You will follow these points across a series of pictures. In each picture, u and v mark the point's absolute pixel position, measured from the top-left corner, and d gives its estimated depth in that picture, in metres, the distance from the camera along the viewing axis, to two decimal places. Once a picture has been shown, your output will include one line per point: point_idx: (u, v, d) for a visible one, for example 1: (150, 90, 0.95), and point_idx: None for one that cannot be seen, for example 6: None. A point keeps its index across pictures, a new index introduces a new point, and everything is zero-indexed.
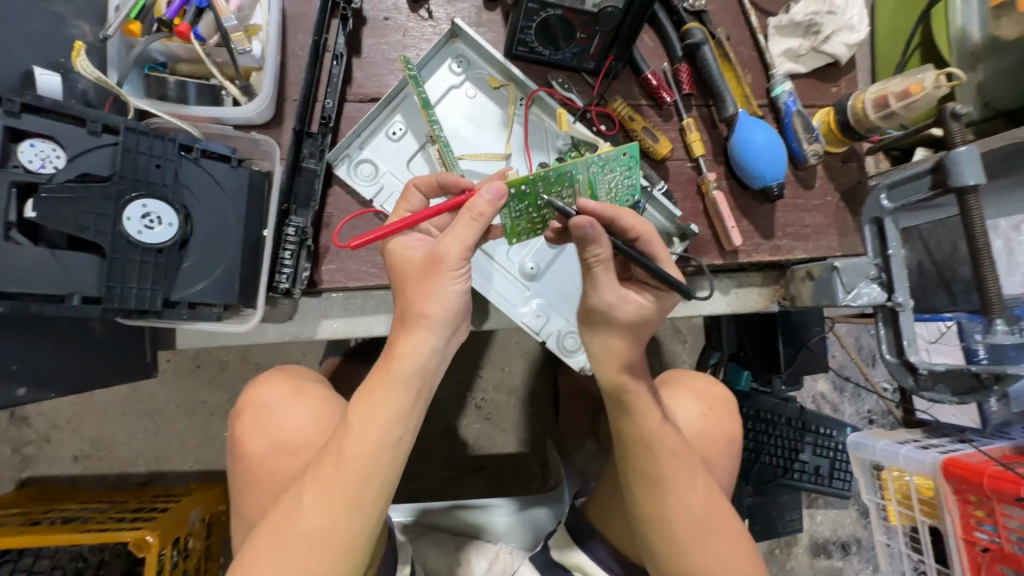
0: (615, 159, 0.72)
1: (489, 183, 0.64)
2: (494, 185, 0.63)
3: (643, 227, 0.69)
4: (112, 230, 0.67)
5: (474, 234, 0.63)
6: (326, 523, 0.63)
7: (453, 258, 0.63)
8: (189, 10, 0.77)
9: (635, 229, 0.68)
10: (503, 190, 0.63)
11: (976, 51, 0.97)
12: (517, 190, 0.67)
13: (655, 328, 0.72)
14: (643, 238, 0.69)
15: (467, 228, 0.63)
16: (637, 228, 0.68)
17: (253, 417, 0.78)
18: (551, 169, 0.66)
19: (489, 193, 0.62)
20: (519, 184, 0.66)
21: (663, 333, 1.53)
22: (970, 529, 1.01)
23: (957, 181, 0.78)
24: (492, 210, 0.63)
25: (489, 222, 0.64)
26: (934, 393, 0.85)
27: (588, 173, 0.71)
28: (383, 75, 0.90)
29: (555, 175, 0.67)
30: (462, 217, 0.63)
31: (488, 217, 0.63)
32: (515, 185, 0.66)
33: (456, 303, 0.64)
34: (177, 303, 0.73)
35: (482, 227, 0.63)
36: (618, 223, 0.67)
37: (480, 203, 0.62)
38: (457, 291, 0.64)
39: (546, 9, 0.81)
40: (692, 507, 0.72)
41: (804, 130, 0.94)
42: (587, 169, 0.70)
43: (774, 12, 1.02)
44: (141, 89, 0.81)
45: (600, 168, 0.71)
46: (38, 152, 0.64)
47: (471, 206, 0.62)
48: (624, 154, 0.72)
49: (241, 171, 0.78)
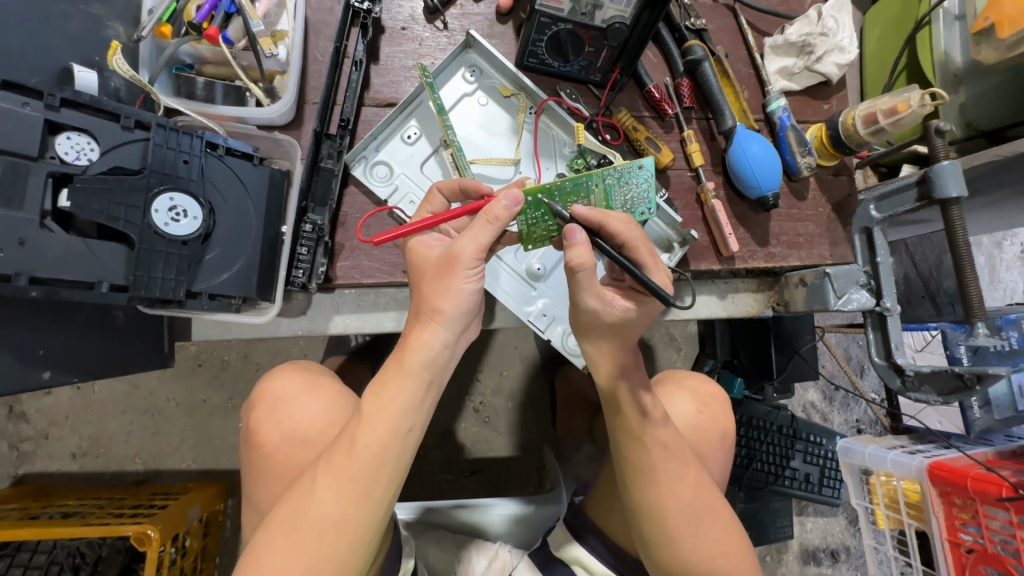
0: (631, 172, 0.75)
1: (506, 190, 0.66)
2: (511, 193, 0.65)
3: (633, 236, 0.69)
4: (141, 222, 0.70)
5: (490, 237, 0.64)
6: (337, 512, 0.61)
7: (466, 259, 0.63)
8: (218, 15, 0.81)
9: (625, 238, 0.69)
10: (519, 198, 0.65)
11: (959, 74, 1.03)
12: (534, 199, 0.71)
13: (640, 329, 0.72)
14: (634, 246, 0.69)
15: (483, 230, 0.64)
16: (627, 237, 0.69)
17: (267, 408, 0.79)
18: (567, 179, 0.72)
19: (506, 199, 0.64)
20: (535, 192, 0.71)
21: (658, 340, 1.56)
22: (955, 531, 1.04)
23: (941, 194, 0.82)
24: (508, 215, 0.65)
25: (504, 226, 0.66)
26: (919, 393, 0.89)
27: (603, 184, 0.75)
28: (399, 82, 0.95)
29: (571, 185, 0.73)
30: (479, 219, 0.64)
31: (503, 220, 0.65)
32: (532, 194, 0.71)
33: (469, 301, 0.65)
34: (198, 294, 0.77)
35: (498, 230, 0.65)
36: (608, 230, 0.69)
37: (498, 208, 0.64)
38: (469, 289, 0.64)
39: (557, 23, 0.85)
40: (682, 497, 0.74)
41: (798, 144, 0.99)
42: (602, 180, 0.74)
43: (769, 32, 1.07)
44: (169, 89, 0.85)
45: (616, 180, 0.75)
46: (74, 145, 0.68)
47: (488, 209, 0.64)
48: (640, 166, 0.74)
49: (262, 170, 0.82)
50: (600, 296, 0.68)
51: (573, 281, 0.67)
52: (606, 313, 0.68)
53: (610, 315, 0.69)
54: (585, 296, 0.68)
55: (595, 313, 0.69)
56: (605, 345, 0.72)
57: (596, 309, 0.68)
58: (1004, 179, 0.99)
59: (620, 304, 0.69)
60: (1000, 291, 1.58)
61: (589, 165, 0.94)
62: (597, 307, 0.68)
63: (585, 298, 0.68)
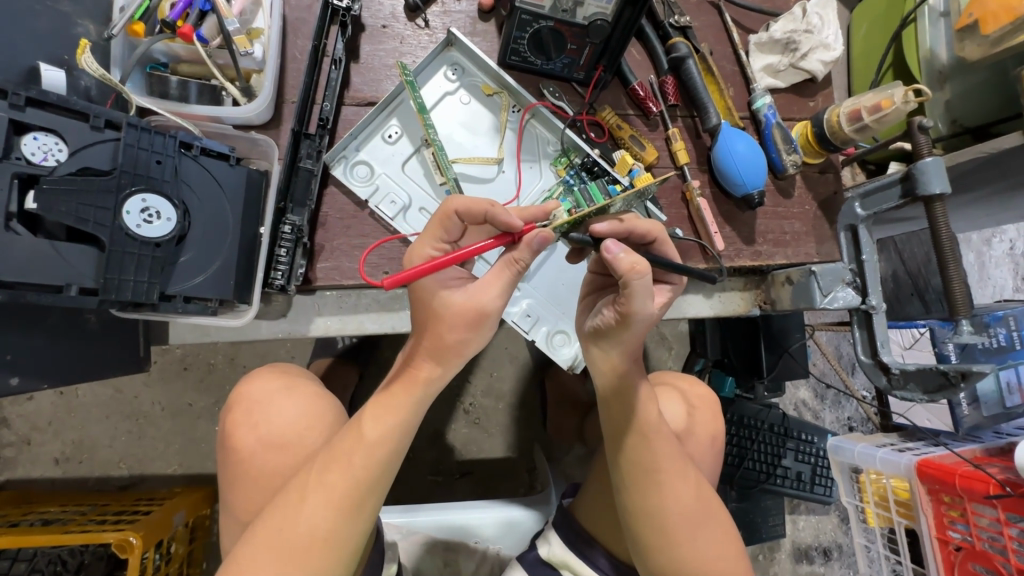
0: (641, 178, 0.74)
1: (537, 230, 0.62)
2: (544, 235, 0.61)
3: (660, 230, 0.70)
4: (112, 223, 0.69)
5: (510, 281, 0.63)
6: (328, 527, 0.60)
7: (497, 312, 0.62)
8: (192, 13, 0.79)
9: (654, 233, 0.69)
10: (550, 238, 0.62)
11: (943, 71, 1.03)
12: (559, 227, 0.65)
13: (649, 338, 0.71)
14: (664, 239, 0.71)
15: (505, 275, 0.63)
16: (656, 232, 0.69)
17: (244, 412, 0.78)
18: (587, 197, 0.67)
19: (538, 243, 0.61)
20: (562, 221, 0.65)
21: (650, 340, 1.55)
22: (944, 528, 1.04)
23: (924, 191, 0.82)
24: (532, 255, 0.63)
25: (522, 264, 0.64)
26: (905, 392, 0.89)
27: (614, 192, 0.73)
28: (380, 80, 0.94)
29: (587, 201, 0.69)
30: (504, 266, 0.62)
31: (528, 263, 0.63)
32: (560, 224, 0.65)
33: (479, 342, 0.65)
34: (172, 296, 0.76)
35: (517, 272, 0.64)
36: (637, 231, 0.68)
37: (528, 254, 0.61)
38: (484, 335, 0.64)
39: (538, 20, 0.84)
40: (685, 498, 0.73)
41: (782, 141, 0.98)
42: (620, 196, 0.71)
43: (754, 29, 1.07)
44: (142, 87, 0.84)
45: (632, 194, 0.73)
46: (41, 145, 0.67)
47: (517, 255, 0.62)
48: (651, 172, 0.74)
49: (239, 170, 0.81)
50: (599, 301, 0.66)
51: (632, 293, 0.64)
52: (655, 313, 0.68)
53: None
54: None
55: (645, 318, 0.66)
56: None
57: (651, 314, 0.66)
58: (988, 175, 0.99)
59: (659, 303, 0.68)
60: (989, 288, 1.58)
61: (572, 164, 0.94)
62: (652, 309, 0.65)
63: None
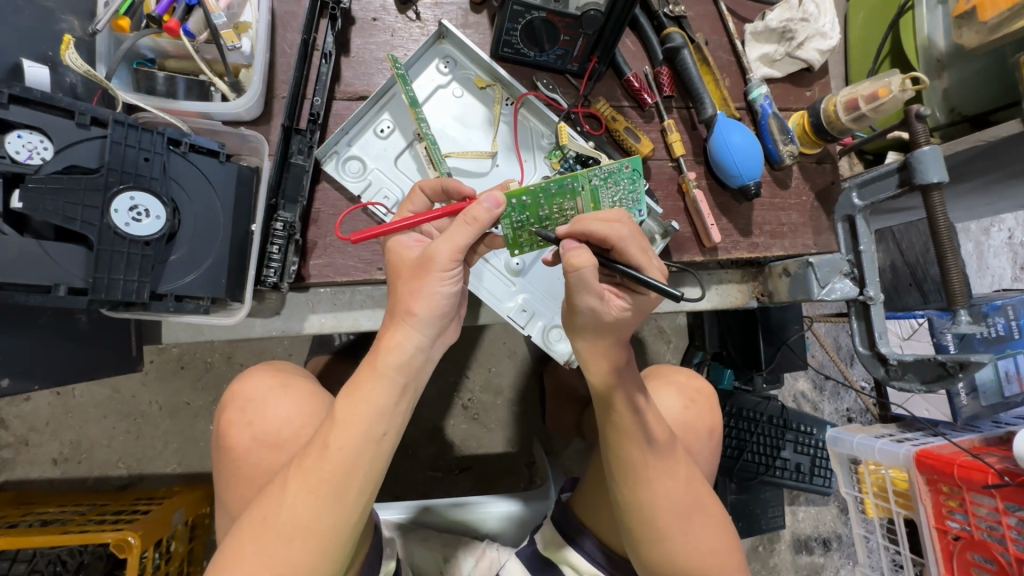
0: (618, 172, 0.72)
1: (490, 192, 0.62)
2: (494, 195, 0.61)
3: (622, 236, 0.63)
4: (100, 222, 0.68)
5: (468, 238, 0.61)
6: (308, 517, 0.58)
7: (442, 260, 0.60)
8: (178, 8, 0.80)
9: (611, 238, 0.64)
10: (502, 201, 0.62)
11: (941, 58, 1.01)
12: (518, 201, 0.67)
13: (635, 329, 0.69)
14: (625, 248, 0.64)
15: (461, 231, 0.61)
16: (614, 237, 0.63)
17: (239, 410, 0.77)
18: (551, 180, 0.68)
19: (488, 202, 0.61)
20: (519, 195, 0.67)
21: (648, 333, 1.54)
22: (942, 518, 1.03)
23: (921, 179, 0.81)
24: (490, 217, 0.61)
25: (486, 229, 0.62)
26: (903, 382, 0.89)
27: (589, 186, 0.72)
28: (372, 75, 0.93)
29: (556, 187, 0.68)
30: (457, 220, 0.61)
31: (483, 222, 0.61)
32: (515, 197, 0.67)
33: (443, 305, 0.61)
34: (163, 295, 0.76)
35: (476, 232, 0.61)
36: (595, 235, 0.64)
37: (479, 211, 0.60)
38: (444, 293, 0.61)
39: (530, 11, 0.83)
40: (673, 492, 0.73)
41: (780, 131, 0.97)
42: (588, 181, 0.71)
43: (748, 19, 1.06)
44: (129, 83, 0.84)
45: (602, 180, 0.72)
46: (26, 143, 0.66)
47: (468, 210, 0.61)
48: (626, 167, 0.72)
49: (229, 167, 0.81)
50: (599, 295, 0.62)
51: (574, 286, 0.62)
52: (604, 312, 0.64)
53: (603, 319, 0.65)
54: (577, 298, 0.63)
55: (589, 311, 0.64)
56: (589, 342, 0.68)
57: (594, 308, 0.63)
58: (984, 165, 0.98)
59: (614, 304, 0.64)
60: (988, 277, 1.57)
61: (565, 157, 0.92)
62: (597, 307, 0.63)
63: (581, 300, 0.63)
